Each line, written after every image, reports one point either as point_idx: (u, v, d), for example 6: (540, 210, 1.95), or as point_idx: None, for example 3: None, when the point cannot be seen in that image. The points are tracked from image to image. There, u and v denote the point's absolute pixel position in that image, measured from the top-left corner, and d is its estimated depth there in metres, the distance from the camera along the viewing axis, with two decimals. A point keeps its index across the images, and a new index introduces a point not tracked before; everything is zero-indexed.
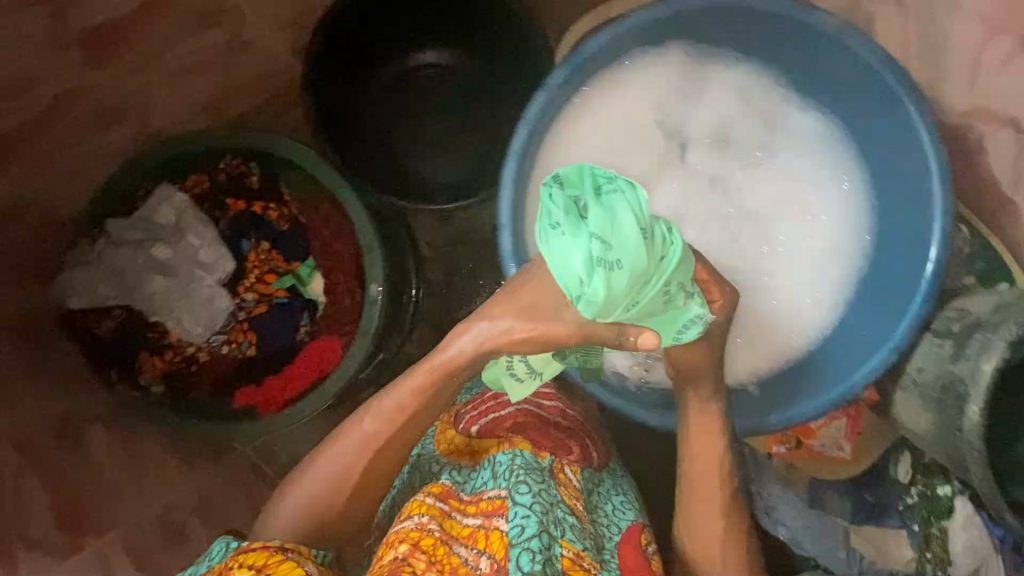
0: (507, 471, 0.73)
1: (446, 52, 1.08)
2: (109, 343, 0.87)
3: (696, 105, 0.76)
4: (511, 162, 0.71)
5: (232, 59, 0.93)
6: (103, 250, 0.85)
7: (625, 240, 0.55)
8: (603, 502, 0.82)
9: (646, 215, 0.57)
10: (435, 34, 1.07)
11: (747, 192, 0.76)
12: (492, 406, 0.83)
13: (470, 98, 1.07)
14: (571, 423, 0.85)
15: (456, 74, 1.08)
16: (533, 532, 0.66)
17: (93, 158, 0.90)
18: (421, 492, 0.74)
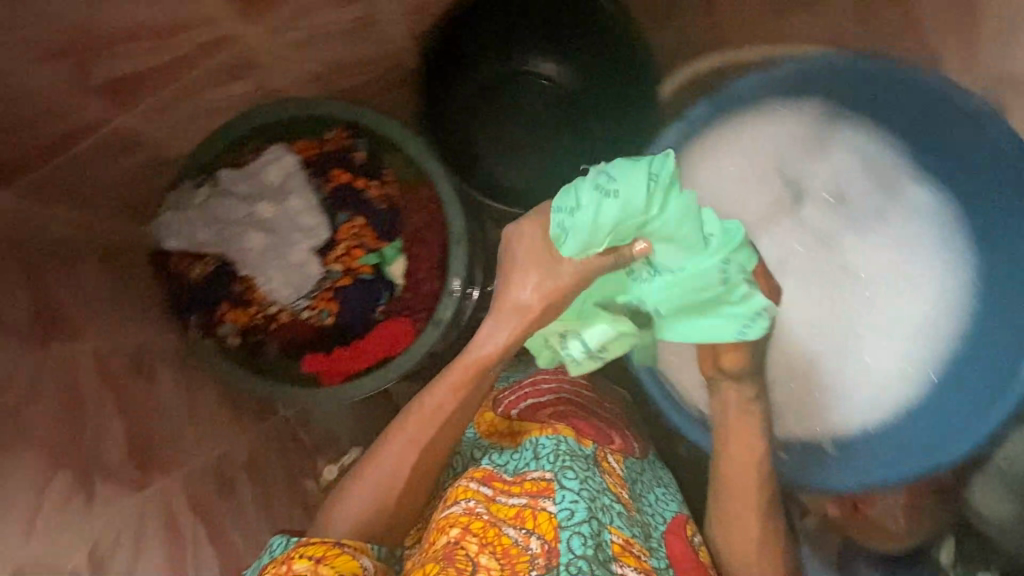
0: (552, 454, 0.75)
1: (563, 66, 1.08)
2: (196, 289, 0.89)
3: (816, 160, 0.76)
4: None
5: (359, 36, 0.93)
6: (208, 199, 0.87)
7: (626, 178, 0.62)
8: (646, 491, 0.84)
9: (666, 172, 0.62)
10: (557, 48, 1.07)
11: (856, 254, 0.76)
12: (530, 392, 0.87)
13: (573, 113, 1.07)
14: (608, 416, 0.89)
15: (565, 86, 1.07)
16: (583, 517, 0.68)
17: (211, 108, 0.89)
18: (465, 478, 0.74)
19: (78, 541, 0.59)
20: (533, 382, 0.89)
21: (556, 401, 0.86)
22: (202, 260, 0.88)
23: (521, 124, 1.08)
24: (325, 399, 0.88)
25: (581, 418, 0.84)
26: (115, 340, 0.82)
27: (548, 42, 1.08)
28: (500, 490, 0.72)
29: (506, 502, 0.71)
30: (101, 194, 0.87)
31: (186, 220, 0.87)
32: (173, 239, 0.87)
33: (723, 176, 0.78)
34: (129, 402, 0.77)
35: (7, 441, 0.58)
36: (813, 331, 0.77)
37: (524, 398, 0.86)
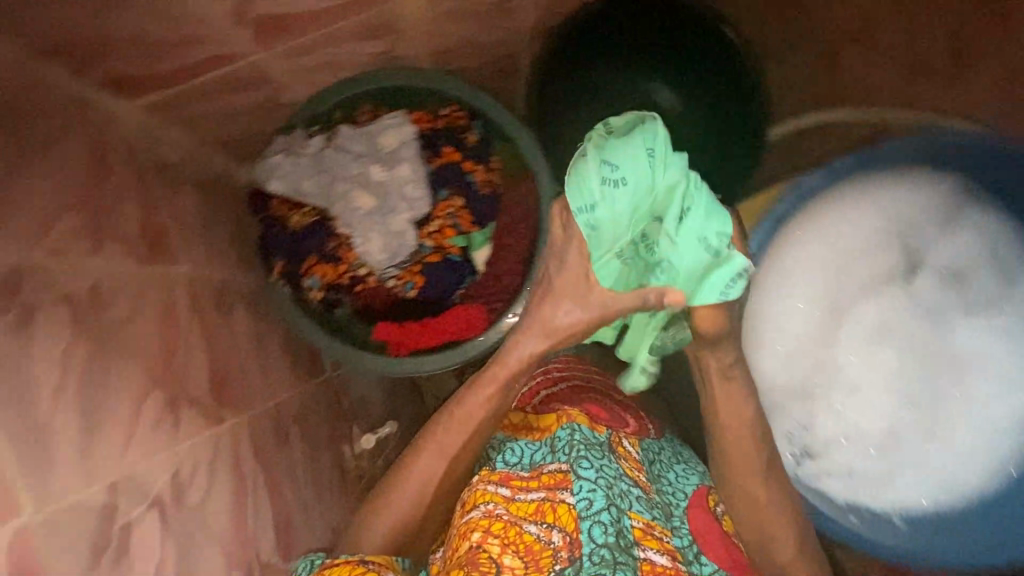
0: (567, 446, 0.72)
1: (680, 94, 1.08)
2: (290, 237, 0.88)
3: (941, 234, 0.73)
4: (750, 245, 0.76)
5: (491, 20, 0.94)
6: (322, 150, 0.87)
7: (627, 156, 0.67)
8: (664, 471, 0.81)
9: (659, 146, 0.68)
10: (681, 78, 1.08)
11: (962, 338, 0.74)
12: (541, 382, 0.88)
13: (681, 142, 1.09)
14: (622, 400, 0.88)
15: (682, 116, 1.09)
16: (602, 507, 0.65)
17: (337, 63, 0.88)
18: (479, 482, 0.72)
19: (166, 463, 0.58)
20: (544, 371, 0.90)
21: (569, 387, 0.86)
22: (300, 209, 0.88)
23: None
24: (389, 369, 0.86)
25: (594, 402, 0.83)
26: (202, 270, 0.81)
27: (670, 69, 1.08)
28: (518, 488, 0.70)
29: (523, 499, 0.69)
30: (211, 124, 0.86)
31: (292, 166, 0.86)
32: (274, 180, 0.86)
33: (842, 230, 0.75)
34: (210, 334, 0.76)
35: (118, 352, 0.57)
36: (902, 405, 0.76)
37: (537, 390, 0.86)
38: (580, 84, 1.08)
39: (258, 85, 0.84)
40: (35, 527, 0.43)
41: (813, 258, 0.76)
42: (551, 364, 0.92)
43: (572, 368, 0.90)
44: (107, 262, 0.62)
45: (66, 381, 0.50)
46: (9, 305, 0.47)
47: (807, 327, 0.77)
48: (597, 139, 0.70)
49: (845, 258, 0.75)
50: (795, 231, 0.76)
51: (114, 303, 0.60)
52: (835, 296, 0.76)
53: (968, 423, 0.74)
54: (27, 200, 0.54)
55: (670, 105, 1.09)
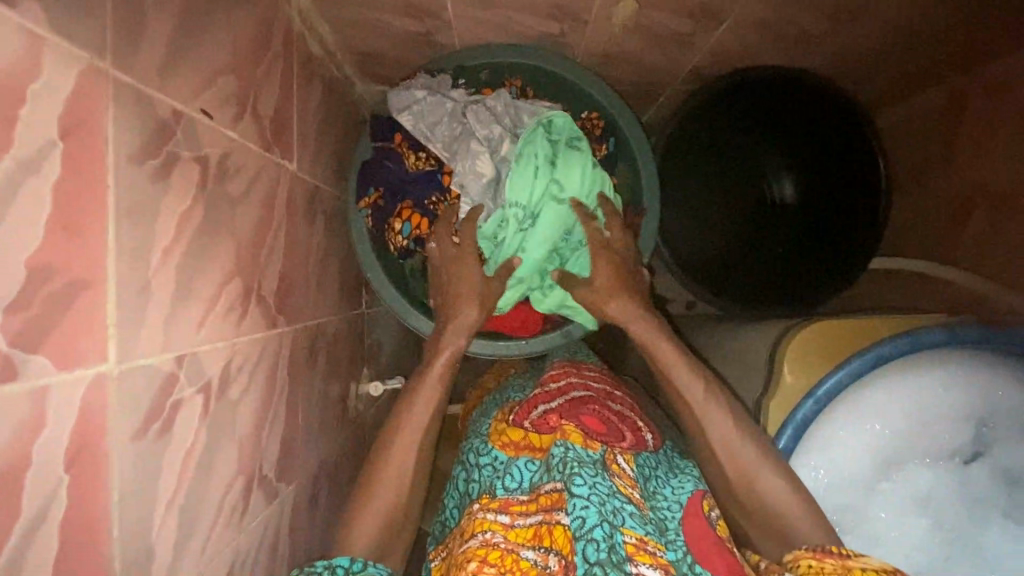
0: (561, 464, 0.65)
1: (808, 194, 1.08)
2: (396, 179, 0.86)
3: (1016, 434, 0.72)
4: (837, 373, 0.73)
5: (667, 46, 0.92)
6: (465, 106, 0.84)
7: (566, 177, 0.82)
8: (659, 486, 0.75)
9: (589, 172, 0.83)
10: (812, 177, 1.07)
11: (991, 536, 0.73)
12: (541, 395, 0.78)
13: (784, 239, 1.10)
14: (621, 410, 0.80)
15: (795, 215, 1.09)
16: (593, 523, 0.59)
17: (507, 28, 0.86)
18: (479, 510, 0.70)
19: (224, 353, 0.57)
20: (541, 385, 0.81)
21: (568, 402, 0.77)
22: (421, 153, 0.87)
23: (719, 206, 1.13)
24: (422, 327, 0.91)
25: (593, 413, 0.76)
26: (304, 172, 0.79)
27: (807, 166, 1.07)
28: (517, 514, 0.69)
29: (523, 525, 0.67)
30: (364, 34, 0.84)
31: (429, 104, 0.83)
32: (407, 113, 0.84)
33: (933, 394, 0.72)
34: (290, 236, 0.74)
35: (221, 228, 0.56)
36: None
37: (536, 404, 0.77)
38: (714, 145, 1.09)
39: (427, 19, 0.82)
40: (112, 377, 0.41)
41: (889, 409, 0.72)
42: (547, 374, 0.84)
43: (569, 377, 0.83)
44: (239, 136, 0.60)
45: (176, 243, 0.48)
46: (153, 151, 0.46)
47: (860, 474, 0.74)
48: (545, 148, 0.82)
49: (919, 423, 0.73)
50: (889, 378, 0.72)
51: (233, 179, 0.58)
52: (899, 454, 0.73)
53: None
54: (200, 50, 0.52)
55: (787, 201, 1.10)
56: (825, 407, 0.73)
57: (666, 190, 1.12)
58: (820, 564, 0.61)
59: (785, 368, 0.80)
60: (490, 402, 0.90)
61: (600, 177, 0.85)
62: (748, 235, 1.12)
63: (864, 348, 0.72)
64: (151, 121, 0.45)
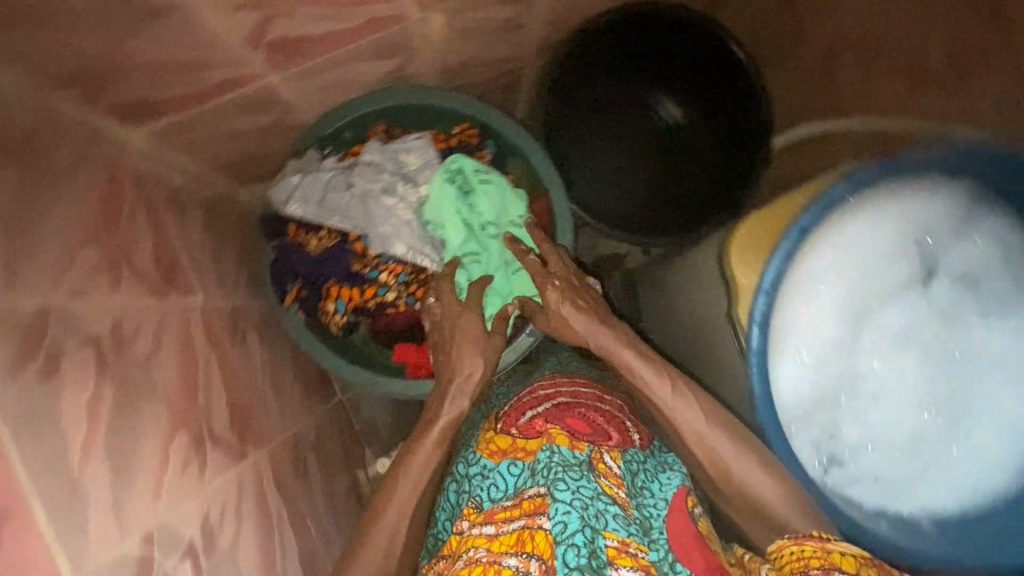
0: (545, 469, 0.69)
1: (689, 110, 1.14)
2: (308, 263, 0.85)
3: (957, 243, 0.76)
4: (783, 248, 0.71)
5: (501, 35, 0.93)
6: (347, 169, 0.86)
7: (476, 214, 0.86)
8: (648, 482, 0.76)
9: (497, 197, 0.87)
10: (686, 95, 1.12)
11: (974, 340, 0.77)
12: (528, 401, 0.83)
13: (687, 158, 1.14)
14: (608, 411, 0.83)
15: (689, 132, 1.14)
16: (576, 528, 0.62)
17: (349, 82, 0.87)
18: (466, 527, 0.72)
19: (195, 511, 0.56)
20: (530, 391, 0.86)
21: (554, 406, 0.81)
22: (318, 233, 0.85)
23: (617, 152, 1.15)
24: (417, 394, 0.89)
25: (576, 414, 0.80)
26: (213, 299, 0.78)
27: (679, 88, 1.13)
28: (501, 521, 0.69)
29: (506, 532, 0.68)
30: (222, 147, 0.84)
31: (309, 186, 0.84)
32: (293, 202, 0.84)
33: (869, 234, 0.75)
34: (226, 365, 0.74)
35: (141, 394, 0.55)
36: (929, 405, 0.77)
37: (522, 410, 0.82)
38: (592, 100, 1.12)
39: (269, 108, 0.81)
40: None
41: (838, 264, 0.74)
42: (535, 385, 0.87)
43: (558, 385, 0.86)
44: (125, 300, 0.59)
45: (94, 432, 0.47)
46: (33, 357, 0.45)
47: (837, 334, 0.75)
48: (448, 194, 0.85)
49: (868, 265, 0.76)
50: (824, 239, 0.73)
51: (135, 343, 0.57)
52: (864, 301, 0.76)
53: (985, 417, 0.77)
54: (46, 240, 0.52)
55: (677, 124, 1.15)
56: (782, 285, 0.72)
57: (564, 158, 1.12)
58: (801, 548, 0.64)
59: (736, 271, 0.82)
60: (477, 412, 0.93)
61: (513, 194, 0.87)
62: (657, 166, 1.15)
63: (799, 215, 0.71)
64: (18, 329, 0.44)
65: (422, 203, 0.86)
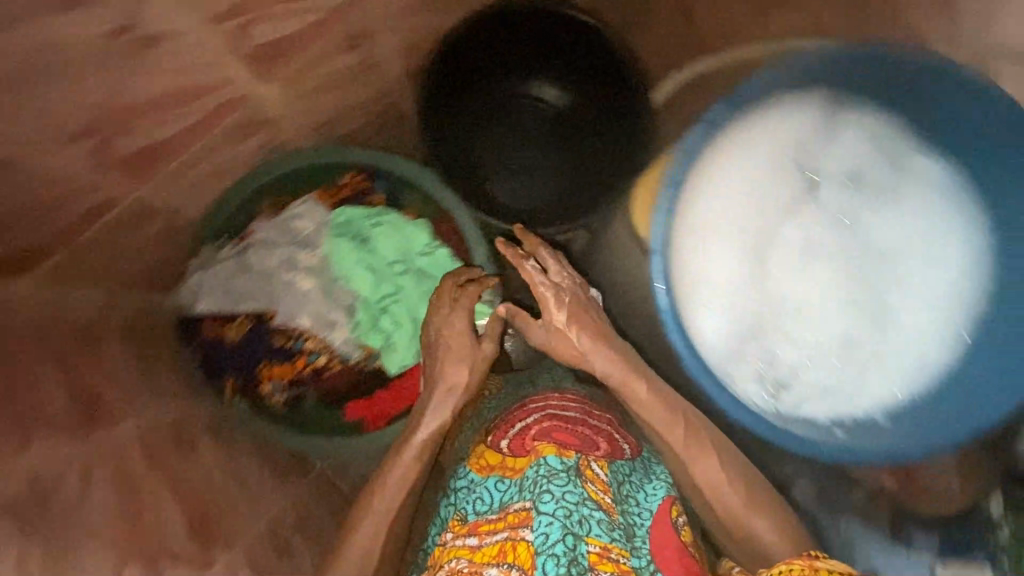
0: (531, 483, 0.72)
1: (567, 89, 1.12)
2: (231, 351, 0.87)
3: (829, 146, 0.79)
4: (664, 195, 0.74)
5: (361, 77, 0.94)
6: (242, 252, 0.86)
7: (377, 253, 0.88)
8: (635, 490, 0.78)
9: (393, 232, 0.89)
10: (560, 75, 1.12)
11: (875, 231, 0.79)
12: (518, 415, 0.82)
13: (581, 135, 1.13)
14: (598, 423, 0.82)
15: (574, 108, 1.13)
16: (556, 538, 0.67)
17: (227, 166, 0.87)
18: (450, 538, 0.76)
19: None
20: (520, 405, 0.84)
21: (543, 419, 0.80)
22: (234, 320, 0.87)
23: (512, 147, 1.12)
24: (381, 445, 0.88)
25: (565, 428, 0.79)
26: (149, 417, 0.78)
27: (551, 69, 1.12)
28: (485, 533, 0.74)
29: (489, 543, 0.72)
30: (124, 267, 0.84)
31: (212, 281, 0.85)
32: (203, 300, 0.86)
33: (744, 161, 0.78)
34: (175, 479, 0.75)
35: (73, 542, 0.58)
36: (850, 304, 0.79)
37: (512, 425, 0.81)
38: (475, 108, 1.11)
39: (151, 216, 0.81)
40: None
41: (722, 198, 0.77)
42: (527, 399, 0.85)
43: (548, 398, 0.84)
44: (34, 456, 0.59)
45: None
46: None
47: (743, 262, 0.78)
48: (343, 244, 0.87)
49: (752, 190, 0.78)
50: (700, 178, 0.77)
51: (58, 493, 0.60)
52: (759, 225, 0.78)
53: (906, 299, 0.79)
54: None
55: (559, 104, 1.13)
56: (673, 233, 0.76)
57: (461, 170, 1.10)
58: (788, 566, 0.59)
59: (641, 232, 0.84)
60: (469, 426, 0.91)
61: (405, 223, 0.89)
62: (556, 149, 1.12)
63: (669, 162, 0.75)
64: None
65: (327, 263, 0.87)
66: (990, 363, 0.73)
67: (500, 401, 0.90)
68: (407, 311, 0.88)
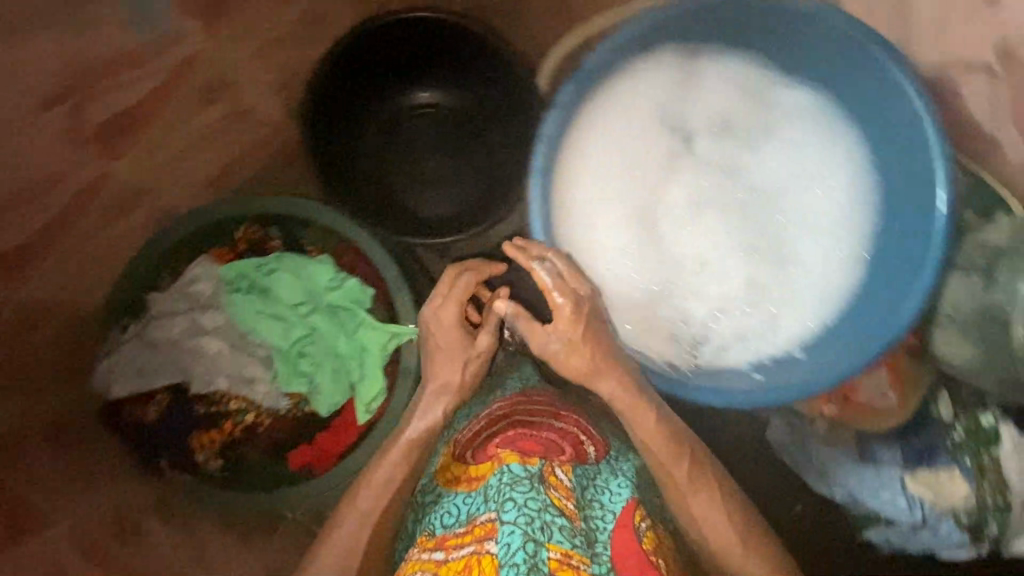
0: (495, 491, 0.65)
1: (443, 90, 1.08)
2: (155, 430, 0.85)
3: (693, 100, 0.80)
4: (536, 183, 0.74)
5: (234, 128, 0.93)
6: (143, 328, 0.85)
7: (281, 299, 0.88)
8: (597, 493, 0.71)
9: (291, 274, 0.88)
10: (432, 78, 1.07)
11: (756, 171, 0.80)
12: (483, 425, 0.76)
13: (470, 133, 1.08)
14: (564, 426, 0.76)
15: (455, 108, 1.08)
16: (517, 546, 0.59)
17: (115, 245, 0.88)
18: (414, 551, 0.68)
19: None
20: (485, 416, 0.78)
21: (507, 430, 0.74)
22: (153, 399, 0.85)
23: (402, 162, 1.07)
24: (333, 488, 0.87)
25: (530, 435, 0.73)
26: None
27: (421, 74, 1.07)
28: (451, 547, 0.64)
29: (455, 558, 0.63)
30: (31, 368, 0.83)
31: (120, 366, 0.84)
32: (116, 386, 0.84)
33: (612, 133, 0.79)
34: None
35: None
36: (748, 247, 0.79)
37: (477, 435, 0.75)
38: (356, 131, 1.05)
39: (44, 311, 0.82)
40: None
41: (597, 174, 0.79)
42: (492, 408, 0.79)
43: (514, 405, 0.79)
44: None
45: None
46: None
47: (632, 230, 0.79)
48: (245, 298, 0.88)
49: (625, 159, 0.80)
50: (571, 158, 0.77)
51: None
52: (640, 191, 0.79)
53: (802, 231, 0.79)
54: None
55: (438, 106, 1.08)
56: (555, 218, 0.76)
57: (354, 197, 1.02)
58: None
59: None
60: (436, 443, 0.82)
61: (301, 262, 0.89)
62: (449, 153, 1.08)
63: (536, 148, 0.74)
64: None
65: (234, 321, 0.87)
66: (887, 276, 0.74)
67: (475, 408, 0.82)
68: (328, 348, 0.89)
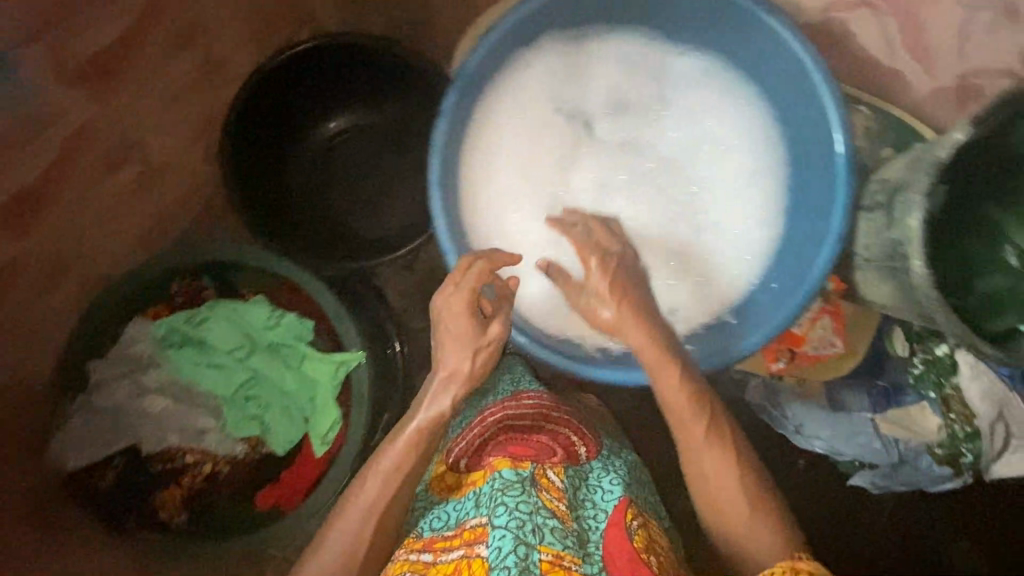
0: (488, 496, 0.65)
1: (353, 113, 1.07)
2: (115, 495, 0.87)
3: (585, 84, 0.80)
4: (436, 195, 0.72)
5: (150, 185, 0.94)
6: (88, 398, 0.86)
7: (220, 347, 0.90)
8: (592, 491, 0.71)
9: (226, 320, 0.89)
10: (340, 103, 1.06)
11: (659, 144, 0.79)
12: (475, 431, 0.74)
13: (389, 151, 1.07)
14: (558, 426, 0.75)
15: (370, 128, 1.07)
16: (508, 550, 0.59)
17: (47, 322, 0.88)
18: (402, 552, 0.69)
19: None
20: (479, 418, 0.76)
21: (501, 436, 0.73)
22: (111, 465, 0.87)
23: (325, 191, 1.06)
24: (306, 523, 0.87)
25: (523, 440, 0.72)
26: None
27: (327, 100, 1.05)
28: (440, 549, 0.66)
29: (444, 561, 0.65)
30: None
31: (71, 439, 0.85)
32: (71, 459, 0.85)
33: (510, 130, 0.79)
34: None
35: None
36: (663, 221, 0.79)
37: (469, 441, 0.74)
38: (276, 166, 1.04)
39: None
40: None
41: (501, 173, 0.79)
42: (485, 412, 0.76)
43: (505, 406, 0.76)
44: None
45: None
46: None
47: (546, 223, 0.79)
48: (185, 352, 0.89)
49: (526, 154, 0.79)
50: (469, 162, 0.77)
51: None
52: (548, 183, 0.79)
53: (714, 196, 0.79)
54: None
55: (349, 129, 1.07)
56: (459, 226, 0.74)
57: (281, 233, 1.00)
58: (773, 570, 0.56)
59: None
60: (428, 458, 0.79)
61: (232, 308, 0.90)
62: (371, 174, 1.07)
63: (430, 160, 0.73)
64: None
65: (178, 377, 0.89)
66: (800, 228, 0.74)
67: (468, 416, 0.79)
68: (277, 386, 0.90)
